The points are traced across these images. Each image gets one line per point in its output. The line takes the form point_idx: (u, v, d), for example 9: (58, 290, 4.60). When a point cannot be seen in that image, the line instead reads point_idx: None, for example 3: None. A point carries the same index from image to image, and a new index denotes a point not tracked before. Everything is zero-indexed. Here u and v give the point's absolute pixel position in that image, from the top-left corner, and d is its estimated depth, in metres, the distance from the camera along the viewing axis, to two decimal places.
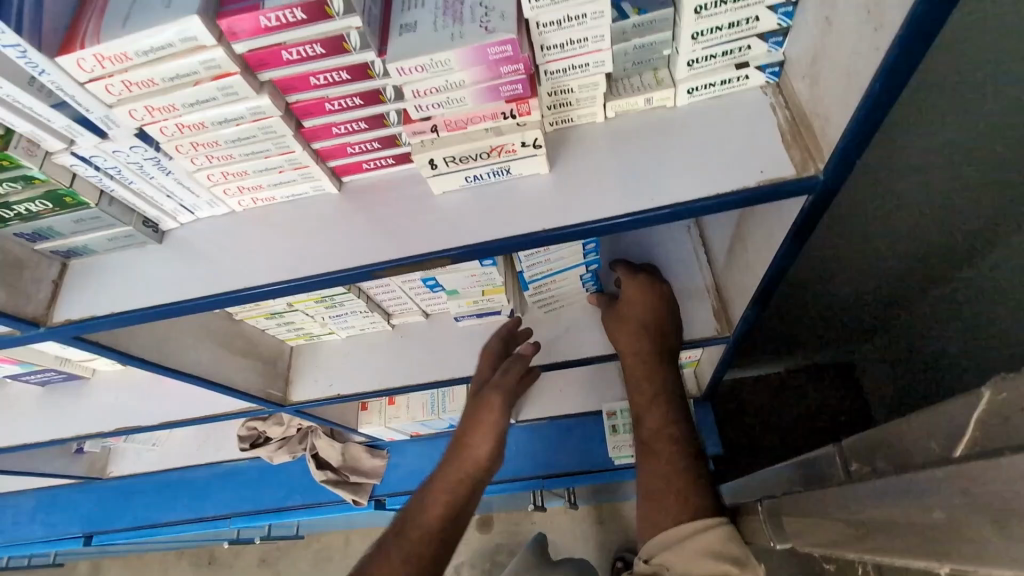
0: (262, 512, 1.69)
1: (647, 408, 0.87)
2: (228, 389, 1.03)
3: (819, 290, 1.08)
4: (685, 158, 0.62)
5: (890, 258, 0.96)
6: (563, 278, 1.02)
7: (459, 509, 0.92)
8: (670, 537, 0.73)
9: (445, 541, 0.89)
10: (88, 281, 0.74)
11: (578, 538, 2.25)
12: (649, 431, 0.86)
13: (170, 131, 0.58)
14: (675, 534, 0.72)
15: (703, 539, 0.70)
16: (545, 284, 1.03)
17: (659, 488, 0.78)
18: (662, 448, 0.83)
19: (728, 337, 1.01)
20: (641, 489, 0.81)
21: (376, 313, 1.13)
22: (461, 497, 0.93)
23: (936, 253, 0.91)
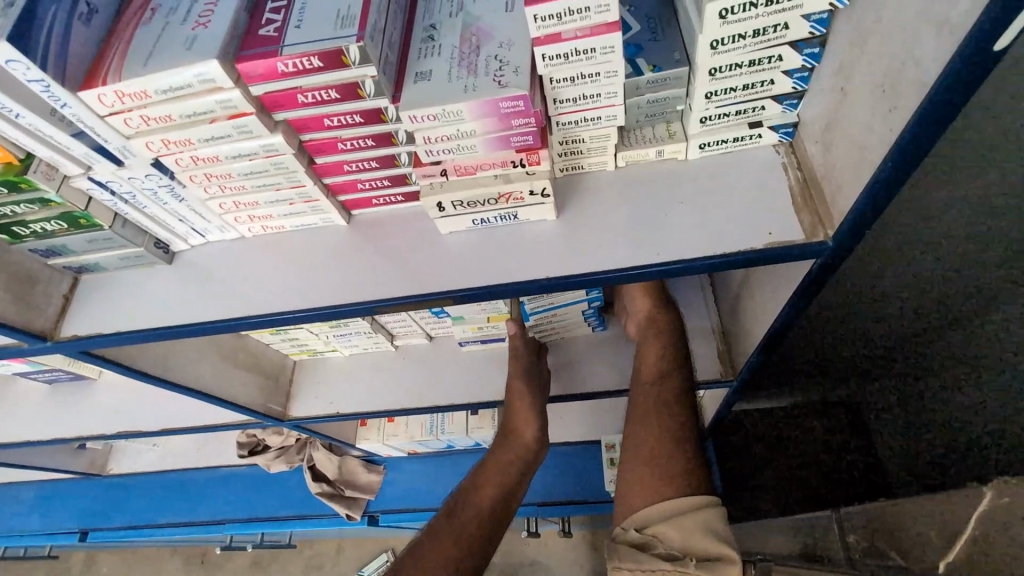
0: (256, 520, 1.69)
1: (660, 373, 0.89)
2: (230, 403, 1.04)
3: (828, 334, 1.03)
4: (694, 212, 0.61)
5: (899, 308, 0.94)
6: (563, 312, 1.02)
7: (511, 490, 0.96)
8: (667, 506, 0.74)
9: (502, 518, 0.91)
10: (96, 297, 0.75)
11: (571, 563, 2.23)
12: (653, 393, 0.87)
13: (184, 162, 0.59)
14: (676, 503, 0.74)
15: (701, 516, 0.72)
16: (546, 317, 1.03)
17: (664, 450, 0.80)
18: (670, 410, 0.84)
19: (732, 381, 1.00)
20: (641, 452, 0.81)
21: (381, 334, 1.14)
22: (512, 477, 0.97)
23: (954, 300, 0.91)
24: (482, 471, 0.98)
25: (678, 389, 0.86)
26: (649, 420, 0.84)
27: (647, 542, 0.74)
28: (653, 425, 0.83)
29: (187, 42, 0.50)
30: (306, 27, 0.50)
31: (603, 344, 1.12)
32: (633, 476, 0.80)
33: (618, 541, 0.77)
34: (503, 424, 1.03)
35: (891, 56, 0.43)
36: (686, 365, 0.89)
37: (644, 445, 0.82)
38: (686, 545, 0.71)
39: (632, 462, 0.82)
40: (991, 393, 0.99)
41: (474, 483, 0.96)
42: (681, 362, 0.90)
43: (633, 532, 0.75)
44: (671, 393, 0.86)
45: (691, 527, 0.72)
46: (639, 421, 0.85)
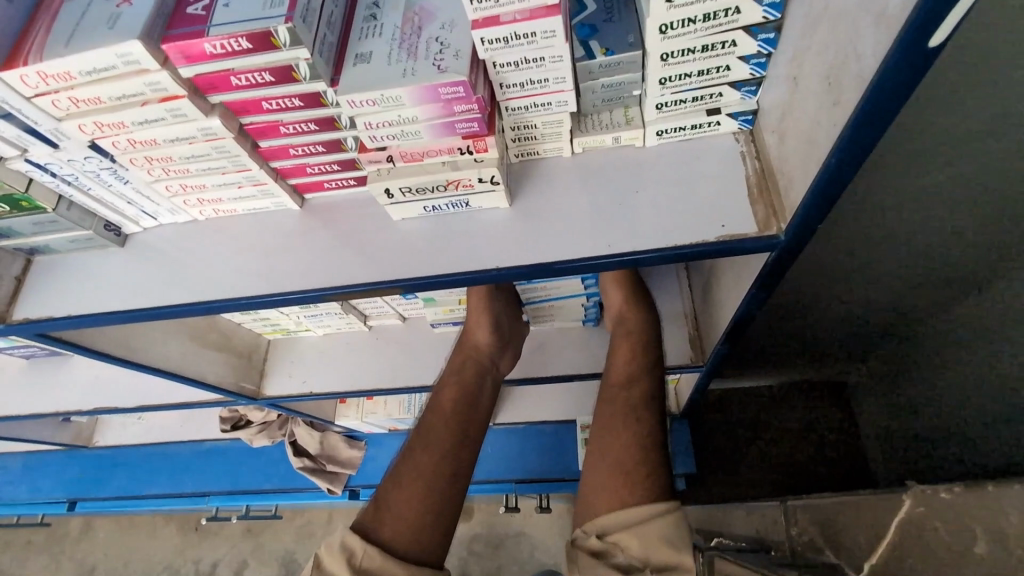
0: (241, 492, 1.72)
1: (632, 374, 0.87)
2: (200, 383, 1.04)
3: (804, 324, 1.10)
4: (647, 202, 0.60)
5: (859, 311, 1.03)
6: (562, 305, 1.04)
7: (473, 398, 0.90)
8: (629, 516, 0.71)
9: (473, 423, 0.87)
10: (50, 279, 0.74)
11: (555, 534, 2.39)
12: (622, 397, 0.85)
13: (122, 145, 0.57)
14: (641, 511, 0.71)
15: (668, 522, 0.70)
16: (544, 309, 1.05)
17: (627, 456, 0.77)
18: (643, 412, 0.83)
19: (701, 366, 1.02)
20: (609, 462, 0.78)
21: (353, 315, 1.15)
22: (472, 385, 0.92)
23: (953, 291, 0.91)
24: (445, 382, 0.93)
25: (647, 394, 0.85)
26: (615, 428, 0.82)
27: (607, 551, 0.70)
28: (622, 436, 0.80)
29: (112, 21, 0.47)
30: (236, 6, 0.48)
31: (575, 328, 1.12)
32: (598, 484, 0.77)
33: (579, 547, 0.72)
34: (461, 341, 0.98)
35: (837, 48, 0.41)
36: (655, 371, 0.88)
37: (612, 450, 0.79)
38: (649, 555, 0.68)
39: (597, 469, 0.79)
40: (968, 411, 0.97)
41: (432, 401, 0.90)
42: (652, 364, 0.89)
43: (594, 539, 0.71)
44: (641, 398, 0.84)
45: (652, 536, 0.69)
46: (608, 429, 0.82)
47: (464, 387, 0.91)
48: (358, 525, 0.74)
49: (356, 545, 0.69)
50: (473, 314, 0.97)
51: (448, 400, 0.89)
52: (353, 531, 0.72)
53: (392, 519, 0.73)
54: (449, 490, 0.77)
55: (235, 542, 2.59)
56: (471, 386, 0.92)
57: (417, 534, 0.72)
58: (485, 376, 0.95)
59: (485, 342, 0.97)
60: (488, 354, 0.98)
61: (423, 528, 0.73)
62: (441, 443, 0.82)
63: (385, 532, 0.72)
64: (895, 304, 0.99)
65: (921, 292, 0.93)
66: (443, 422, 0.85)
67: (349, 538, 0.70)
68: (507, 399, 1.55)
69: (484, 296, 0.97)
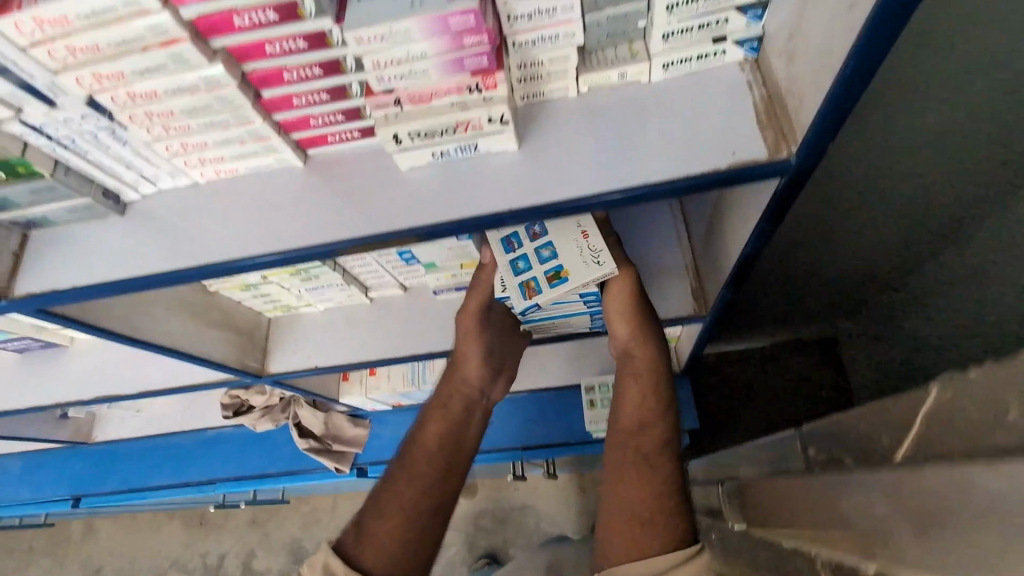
0: (247, 478, 1.72)
1: (644, 418, 0.81)
2: (206, 361, 1.03)
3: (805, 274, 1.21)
4: (657, 136, 0.60)
5: (856, 260, 1.13)
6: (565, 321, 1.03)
7: (460, 428, 0.88)
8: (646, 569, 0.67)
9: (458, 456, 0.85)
10: (49, 252, 0.72)
11: (559, 503, 2.44)
12: (634, 444, 0.80)
13: (121, 100, 0.56)
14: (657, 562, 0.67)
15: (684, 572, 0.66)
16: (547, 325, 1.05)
17: (642, 507, 0.73)
18: (657, 463, 0.77)
19: (704, 317, 1.04)
20: (623, 515, 0.73)
21: (353, 286, 1.14)
22: (459, 416, 0.90)
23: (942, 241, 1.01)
24: (431, 407, 0.91)
25: (661, 441, 0.79)
26: (628, 478, 0.76)
27: None
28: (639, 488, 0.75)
29: None
30: None
31: None
32: (614, 539, 0.72)
33: None
34: (451, 364, 0.95)
35: None
36: (670, 414, 0.82)
37: (629, 504, 0.74)
38: None
39: (609, 520, 0.75)
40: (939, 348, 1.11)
41: (417, 430, 0.88)
42: (665, 410, 0.82)
43: None
44: (655, 446, 0.79)
45: None
46: (622, 480, 0.76)
47: (450, 417, 0.89)
48: (336, 546, 0.74)
49: (337, 568, 0.69)
50: (465, 337, 0.94)
51: (432, 431, 0.87)
52: (333, 553, 0.72)
53: (372, 547, 0.73)
54: (430, 525, 0.76)
55: (242, 533, 2.65)
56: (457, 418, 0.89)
57: (395, 567, 0.72)
58: (474, 405, 0.93)
59: (476, 367, 0.95)
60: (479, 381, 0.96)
61: (401, 562, 0.72)
62: (426, 476, 0.80)
63: (363, 561, 0.71)
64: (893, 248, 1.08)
65: (912, 240, 1.03)
66: (428, 453, 0.84)
67: (331, 561, 0.70)
68: None
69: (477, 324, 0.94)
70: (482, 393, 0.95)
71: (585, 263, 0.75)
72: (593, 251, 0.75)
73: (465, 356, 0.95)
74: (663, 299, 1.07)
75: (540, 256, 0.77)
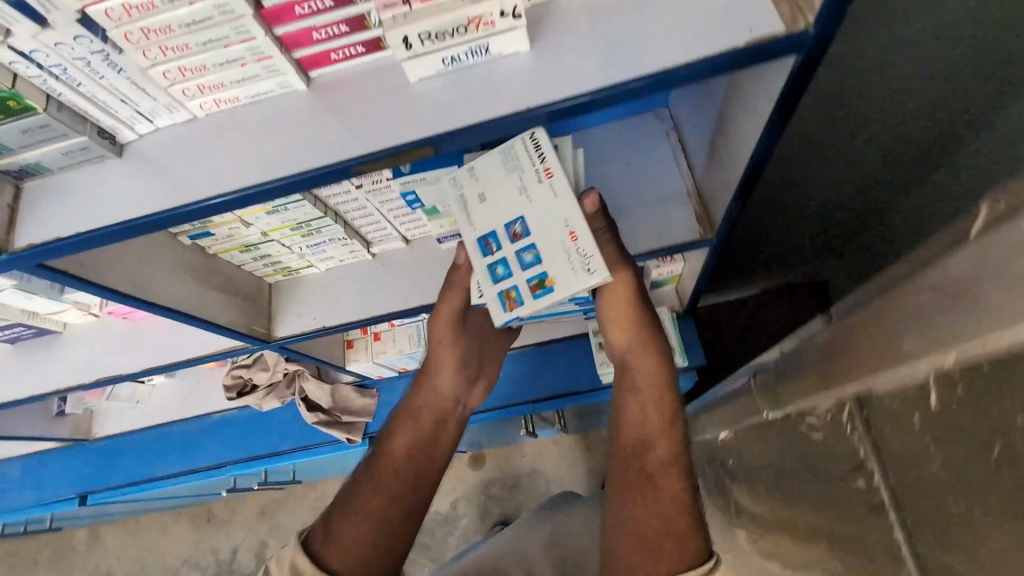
0: (257, 458, 1.71)
1: (647, 435, 0.84)
2: (213, 324, 1.01)
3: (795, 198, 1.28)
4: (670, 23, 0.59)
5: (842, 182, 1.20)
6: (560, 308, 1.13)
7: (431, 437, 0.92)
8: None
9: (427, 461, 0.89)
10: (46, 202, 0.70)
11: (567, 466, 2.46)
12: (638, 459, 0.83)
13: (116, 14, 0.54)
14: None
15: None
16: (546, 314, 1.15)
17: (652, 522, 0.75)
18: (664, 483, 0.79)
19: (711, 240, 1.05)
20: (630, 528, 0.76)
21: (356, 241, 1.12)
22: (431, 426, 0.94)
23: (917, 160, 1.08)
24: (400, 415, 0.95)
25: (667, 458, 0.82)
26: (634, 495, 0.79)
27: None
28: (646, 502, 0.77)
29: None
30: None
31: None
32: (620, 553, 0.75)
33: None
34: (421, 370, 0.99)
35: None
36: (676, 428, 0.85)
37: (635, 517, 0.77)
38: None
39: (615, 534, 0.78)
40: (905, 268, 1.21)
41: (387, 438, 0.92)
42: (670, 423, 0.86)
43: None
44: (660, 462, 0.82)
45: None
46: (627, 495, 0.79)
47: (423, 424, 0.93)
48: (304, 541, 0.76)
49: (305, 568, 0.71)
50: (440, 347, 0.98)
51: (402, 440, 0.90)
52: (301, 549, 0.75)
53: (338, 550, 0.75)
54: (399, 527, 0.80)
55: (252, 525, 2.63)
56: (430, 431, 0.93)
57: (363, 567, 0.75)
58: (447, 415, 0.97)
59: (449, 377, 0.99)
60: (453, 393, 0.99)
61: (369, 563, 0.75)
62: (399, 482, 0.84)
63: (330, 564, 0.73)
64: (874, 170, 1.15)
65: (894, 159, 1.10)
66: (399, 461, 0.87)
67: (298, 559, 0.73)
68: None
69: (452, 331, 0.98)
70: (456, 401, 0.99)
71: (571, 275, 0.74)
72: (584, 258, 0.75)
73: (439, 363, 0.99)
74: (667, 225, 1.09)
75: (522, 263, 0.78)
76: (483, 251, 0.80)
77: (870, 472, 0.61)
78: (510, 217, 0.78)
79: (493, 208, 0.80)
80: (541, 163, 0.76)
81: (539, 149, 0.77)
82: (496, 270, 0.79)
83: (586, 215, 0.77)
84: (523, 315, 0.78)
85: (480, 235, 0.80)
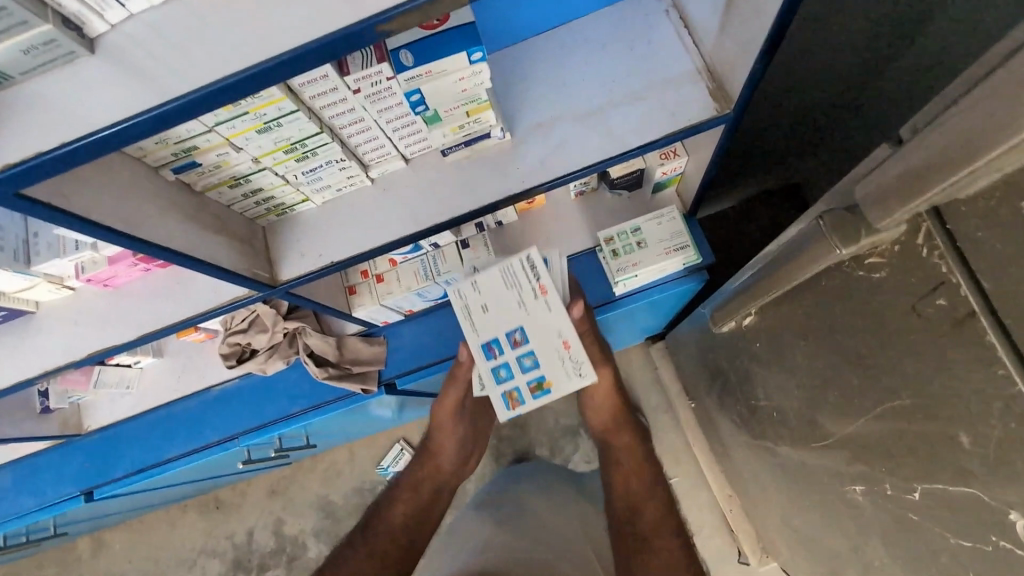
0: (270, 425, 1.65)
1: (637, 501, 1.30)
2: (216, 267, 0.92)
3: (791, 80, 1.33)
4: None
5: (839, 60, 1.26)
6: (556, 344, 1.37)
7: (427, 504, 1.32)
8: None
9: (421, 516, 1.29)
10: (11, 116, 0.60)
11: (574, 398, 2.48)
12: (635, 517, 1.26)
13: None
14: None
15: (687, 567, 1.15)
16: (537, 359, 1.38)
17: (669, 561, 1.16)
18: (660, 539, 1.21)
19: (729, 115, 1.00)
20: (645, 550, 1.18)
21: (354, 162, 1.03)
22: (426, 495, 1.34)
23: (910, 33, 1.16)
24: (403, 484, 1.36)
25: (662, 509, 1.28)
26: (641, 537, 1.21)
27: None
28: (661, 541, 1.20)
29: None
30: None
31: (585, 119, 1.07)
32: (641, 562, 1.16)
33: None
34: (425, 452, 1.44)
35: None
36: (663, 496, 1.32)
37: (647, 543, 1.20)
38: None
39: (628, 552, 1.20)
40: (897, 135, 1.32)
41: (389, 506, 1.30)
42: (657, 497, 1.32)
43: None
44: (658, 513, 1.27)
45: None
46: (637, 540, 1.21)
47: (419, 492, 1.33)
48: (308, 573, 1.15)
49: None
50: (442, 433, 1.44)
51: (400, 507, 1.29)
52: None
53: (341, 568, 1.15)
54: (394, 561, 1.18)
55: (265, 505, 2.57)
56: (428, 499, 1.33)
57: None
58: (443, 486, 1.40)
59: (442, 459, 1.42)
60: (449, 470, 1.43)
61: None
62: (398, 528, 1.24)
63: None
64: (867, 47, 1.22)
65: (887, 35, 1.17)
66: (392, 529, 1.24)
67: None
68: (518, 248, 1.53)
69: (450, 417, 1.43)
70: (450, 476, 1.43)
71: (562, 376, 1.14)
72: (577, 366, 1.14)
73: (441, 445, 1.44)
74: (681, 104, 1.02)
75: (523, 367, 1.15)
76: (489, 355, 1.15)
77: (953, 288, 0.63)
78: (511, 327, 1.16)
79: (496, 323, 1.17)
80: (537, 282, 1.17)
81: (535, 272, 1.17)
82: (502, 372, 1.15)
83: (574, 316, 1.25)
84: (523, 410, 1.14)
85: (485, 342, 1.17)
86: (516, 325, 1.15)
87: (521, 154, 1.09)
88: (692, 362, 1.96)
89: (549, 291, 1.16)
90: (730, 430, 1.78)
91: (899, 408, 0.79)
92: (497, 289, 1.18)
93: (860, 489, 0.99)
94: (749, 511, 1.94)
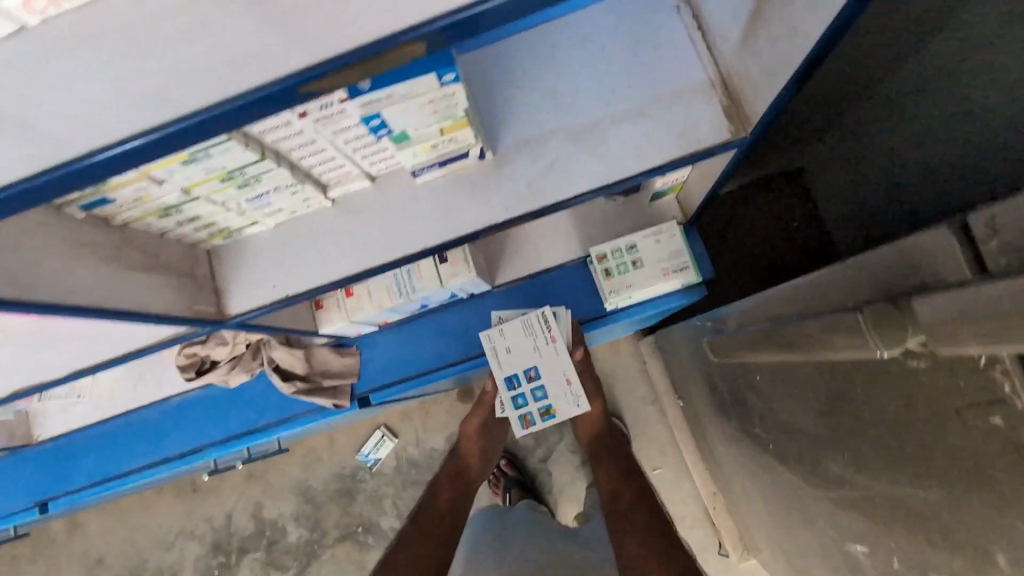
0: (235, 438, 1.54)
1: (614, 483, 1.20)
2: (146, 317, 0.80)
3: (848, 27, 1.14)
4: None
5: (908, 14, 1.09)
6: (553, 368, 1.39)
7: (465, 502, 1.23)
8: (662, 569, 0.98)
9: (459, 514, 1.19)
10: None
11: None
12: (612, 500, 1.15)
13: None
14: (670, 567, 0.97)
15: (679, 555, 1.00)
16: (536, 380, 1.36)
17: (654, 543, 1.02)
18: (635, 514, 1.09)
19: (745, 138, 0.86)
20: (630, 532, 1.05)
21: (308, 184, 0.88)
22: (465, 494, 1.25)
23: None
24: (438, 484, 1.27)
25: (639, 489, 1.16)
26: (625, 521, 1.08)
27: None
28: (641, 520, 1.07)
29: None
30: None
31: (578, 135, 0.92)
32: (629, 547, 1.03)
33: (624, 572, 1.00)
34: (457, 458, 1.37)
35: None
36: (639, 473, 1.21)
37: (633, 522, 1.07)
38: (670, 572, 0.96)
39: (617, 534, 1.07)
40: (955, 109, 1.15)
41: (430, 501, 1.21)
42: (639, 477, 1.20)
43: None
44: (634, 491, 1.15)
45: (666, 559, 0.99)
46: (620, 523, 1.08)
47: (456, 490, 1.25)
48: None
49: None
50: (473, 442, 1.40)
51: (443, 503, 1.20)
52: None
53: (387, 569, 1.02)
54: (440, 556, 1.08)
55: (242, 490, 2.51)
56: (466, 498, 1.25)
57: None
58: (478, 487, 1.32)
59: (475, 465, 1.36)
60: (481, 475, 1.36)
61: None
62: (439, 524, 1.13)
63: None
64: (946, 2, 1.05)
65: None
66: (434, 523, 1.14)
67: None
68: (503, 254, 1.41)
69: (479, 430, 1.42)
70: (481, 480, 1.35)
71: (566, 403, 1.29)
72: (576, 396, 1.30)
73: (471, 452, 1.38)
74: (692, 122, 0.88)
75: (536, 396, 1.31)
76: (510, 386, 1.31)
77: (1012, 409, 0.53)
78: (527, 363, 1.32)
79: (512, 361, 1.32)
80: (548, 330, 1.31)
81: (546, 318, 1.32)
82: (517, 402, 1.31)
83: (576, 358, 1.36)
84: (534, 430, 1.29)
85: (506, 375, 1.32)
86: (532, 362, 1.31)
87: (505, 174, 0.94)
88: (684, 364, 1.88)
89: (558, 328, 1.31)
90: (720, 436, 1.71)
91: (923, 501, 0.69)
92: (515, 333, 1.32)
93: (861, 550, 0.91)
94: (734, 512, 1.91)
